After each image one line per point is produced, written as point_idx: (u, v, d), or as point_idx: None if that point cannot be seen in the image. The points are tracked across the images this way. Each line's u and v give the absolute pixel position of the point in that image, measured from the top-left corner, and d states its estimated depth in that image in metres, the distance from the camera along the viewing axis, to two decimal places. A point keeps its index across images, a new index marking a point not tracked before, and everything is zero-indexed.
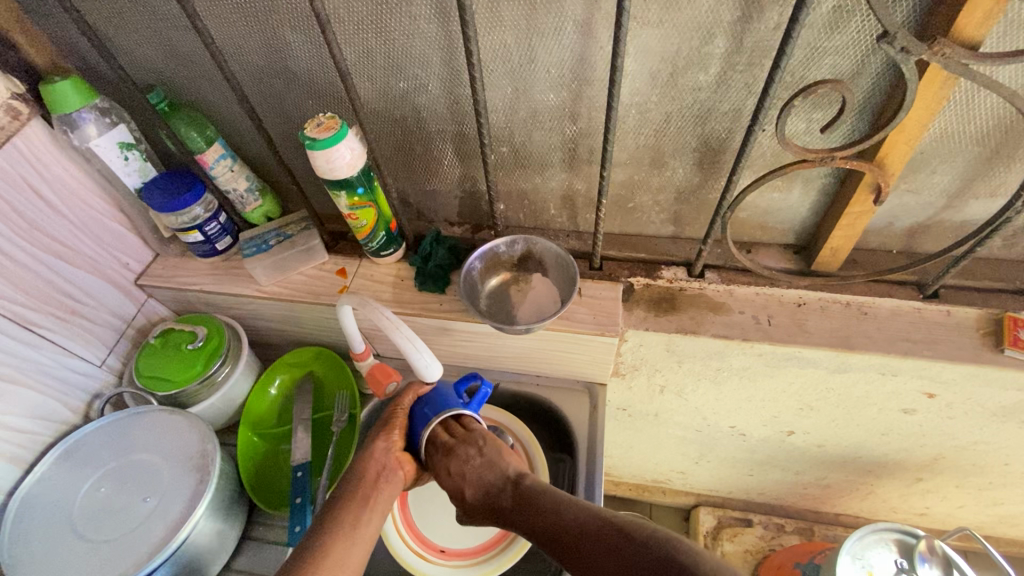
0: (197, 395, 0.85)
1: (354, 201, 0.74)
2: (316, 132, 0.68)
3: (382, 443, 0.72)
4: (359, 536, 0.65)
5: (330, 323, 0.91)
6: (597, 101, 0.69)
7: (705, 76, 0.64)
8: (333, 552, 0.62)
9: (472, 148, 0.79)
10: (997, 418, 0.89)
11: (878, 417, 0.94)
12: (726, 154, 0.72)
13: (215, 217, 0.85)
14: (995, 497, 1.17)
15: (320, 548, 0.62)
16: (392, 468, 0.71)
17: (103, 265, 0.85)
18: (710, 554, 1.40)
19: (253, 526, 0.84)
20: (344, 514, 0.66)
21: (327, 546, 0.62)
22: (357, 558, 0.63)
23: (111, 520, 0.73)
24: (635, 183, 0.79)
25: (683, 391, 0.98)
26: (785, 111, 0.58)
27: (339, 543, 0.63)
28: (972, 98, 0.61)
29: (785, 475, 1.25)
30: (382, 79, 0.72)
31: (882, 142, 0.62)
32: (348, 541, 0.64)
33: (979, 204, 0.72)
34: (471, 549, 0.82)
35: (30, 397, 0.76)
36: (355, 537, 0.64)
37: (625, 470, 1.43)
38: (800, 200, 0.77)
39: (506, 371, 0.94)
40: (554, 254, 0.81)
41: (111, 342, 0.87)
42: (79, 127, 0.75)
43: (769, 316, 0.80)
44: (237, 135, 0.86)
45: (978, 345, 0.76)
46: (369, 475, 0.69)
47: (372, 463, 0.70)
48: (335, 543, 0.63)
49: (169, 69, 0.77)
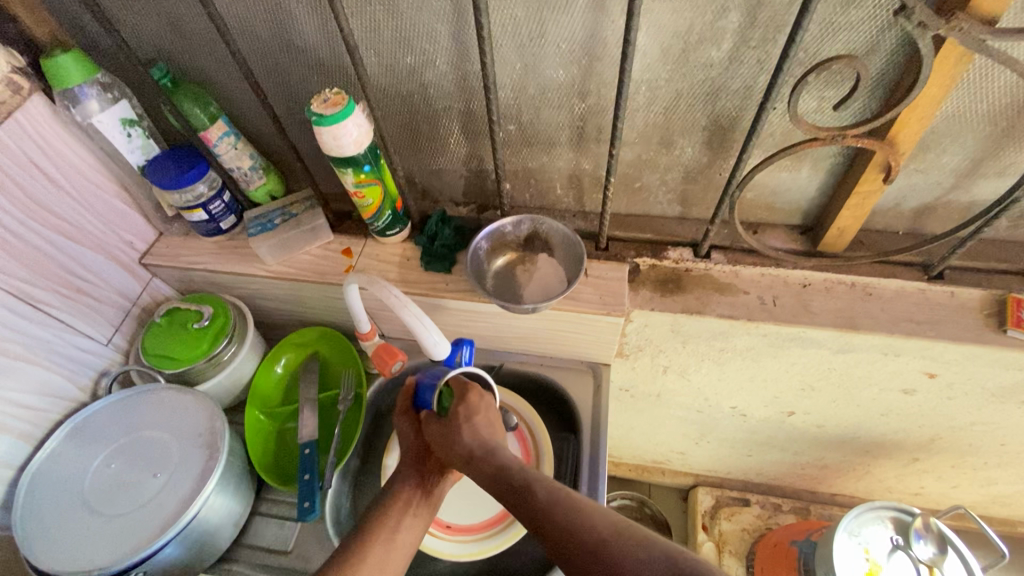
0: (205, 373, 0.86)
1: (361, 178, 0.73)
2: (322, 108, 0.67)
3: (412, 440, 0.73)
4: (400, 541, 0.66)
5: (336, 303, 0.91)
6: (607, 78, 0.68)
7: (717, 52, 0.63)
8: (373, 562, 0.63)
9: (479, 126, 0.78)
10: (996, 398, 0.90)
11: (878, 397, 0.95)
12: (735, 133, 0.72)
13: (219, 196, 0.85)
14: (989, 477, 1.19)
15: (360, 556, 0.63)
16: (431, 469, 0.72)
17: (107, 243, 0.84)
18: (708, 532, 1.43)
19: (263, 502, 0.85)
20: (386, 523, 0.66)
21: (369, 552, 0.63)
22: (394, 566, 0.64)
23: (121, 496, 0.74)
24: (643, 162, 0.78)
25: (686, 372, 0.98)
26: (798, 88, 0.57)
27: (378, 550, 0.64)
28: (986, 76, 0.60)
29: (783, 456, 1.27)
30: (389, 54, 0.71)
31: (893, 120, 0.62)
32: (385, 548, 0.64)
33: (986, 184, 0.72)
34: (475, 525, 0.84)
35: (39, 375, 0.77)
36: (393, 544, 0.65)
37: (625, 451, 1.45)
38: (808, 180, 0.77)
39: (511, 351, 0.95)
40: (561, 234, 0.81)
41: (117, 321, 0.87)
42: (81, 103, 0.74)
43: (774, 297, 0.80)
44: (240, 112, 0.85)
45: (981, 325, 0.77)
46: (407, 484, 0.70)
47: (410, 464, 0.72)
48: (377, 555, 0.64)
49: (172, 44, 0.76)
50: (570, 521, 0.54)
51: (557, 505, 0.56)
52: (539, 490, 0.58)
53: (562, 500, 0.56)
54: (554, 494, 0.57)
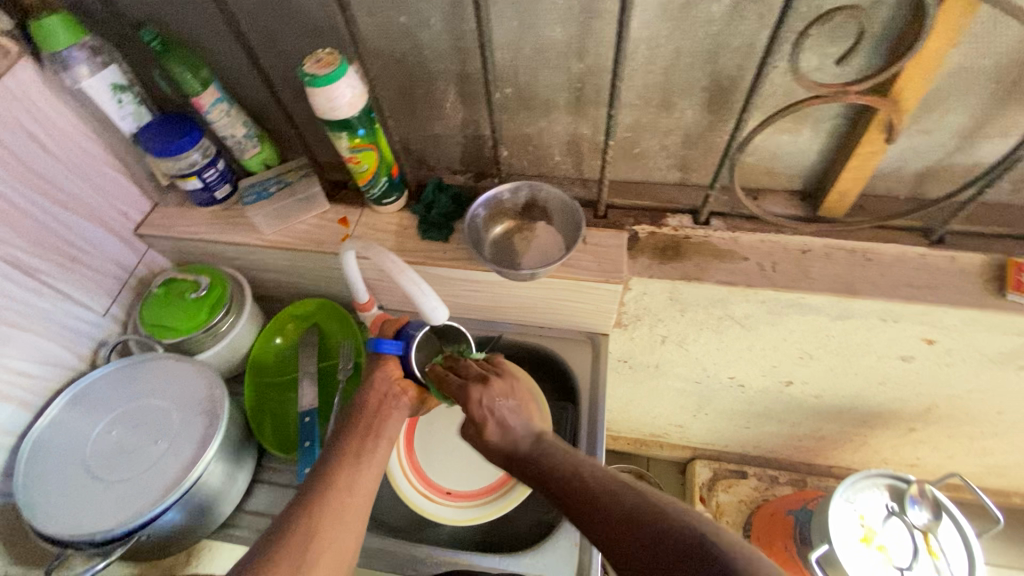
0: (203, 343, 0.86)
1: (356, 143, 0.73)
2: (315, 68, 0.66)
3: (380, 376, 0.72)
4: (365, 465, 0.66)
5: (333, 273, 0.91)
6: (606, 36, 0.67)
7: (717, 7, 0.62)
8: (341, 487, 0.63)
9: (475, 89, 0.77)
10: (994, 365, 0.90)
11: (876, 365, 0.95)
12: (736, 94, 0.71)
13: (213, 163, 0.84)
14: (985, 446, 1.20)
15: (327, 481, 0.63)
16: (394, 395, 0.72)
17: (102, 213, 0.83)
18: (705, 504, 1.44)
19: (264, 470, 0.86)
20: (350, 449, 0.67)
21: (335, 479, 0.64)
22: (363, 487, 0.65)
23: (123, 462, 0.75)
24: (642, 126, 0.77)
25: (684, 342, 0.99)
26: (800, 41, 0.56)
27: (345, 473, 0.65)
28: (992, 29, 0.59)
29: (781, 427, 1.28)
30: (383, 13, 0.69)
31: (897, 75, 0.61)
32: (351, 471, 0.65)
33: (990, 145, 0.71)
34: (475, 492, 0.84)
35: (38, 343, 0.77)
36: (358, 469, 0.65)
37: (623, 424, 1.46)
38: (809, 143, 0.76)
39: (510, 321, 0.94)
40: (559, 200, 0.80)
41: (114, 292, 0.87)
42: (70, 67, 0.72)
43: (774, 263, 0.80)
44: (232, 77, 0.83)
45: (980, 290, 0.76)
46: (368, 414, 0.70)
47: (374, 395, 0.71)
48: (342, 481, 0.64)
49: (161, 4, 0.75)
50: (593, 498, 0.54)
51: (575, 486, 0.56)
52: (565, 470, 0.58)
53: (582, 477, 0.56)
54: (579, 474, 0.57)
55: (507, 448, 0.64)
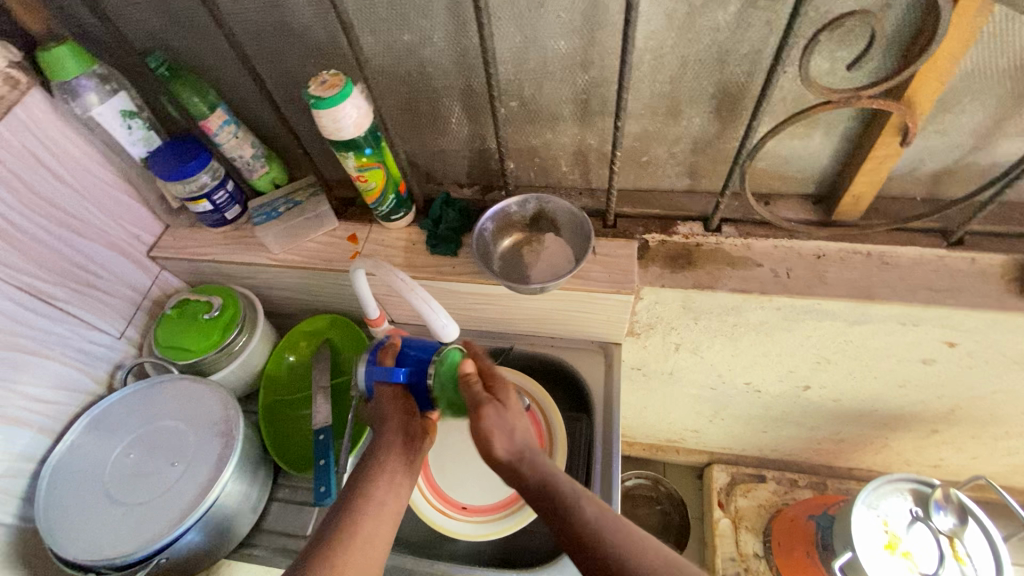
0: (217, 364, 0.86)
1: (362, 162, 0.73)
2: (320, 90, 0.66)
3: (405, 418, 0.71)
4: (387, 514, 0.65)
5: (344, 290, 0.91)
6: (611, 47, 0.66)
7: (724, 15, 0.61)
8: (366, 536, 0.63)
9: (480, 103, 0.77)
10: (1019, 366, 0.88)
11: (896, 368, 0.93)
12: (744, 100, 0.70)
13: (222, 185, 0.84)
14: (1010, 447, 1.17)
15: (350, 531, 0.63)
16: (415, 438, 0.71)
17: (114, 237, 0.84)
18: (724, 509, 1.42)
19: (280, 488, 0.86)
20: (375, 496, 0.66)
21: (360, 528, 0.63)
22: (383, 536, 0.64)
23: (141, 485, 0.75)
24: (650, 134, 0.76)
25: (698, 349, 0.97)
26: (810, 48, 0.55)
27: (369, 522, 0.64)
28: (1008, 27, 0.58)
29: (799, 431, 1.26)
30: (386, 32, 0.69)
31: (911, 78, 0.60)
32: (373, 521, 0.64)
33: (1008, 144, 0.70)
34: (491, 505, 0.84)
35: (54, 369, 0.78)
36: (381, 519, 0.65)
37: (638, 430, 1.44)
38: (821, 146, 0.74)
39: (521, 333, 0.94)
40: (567, 212, 0.80)
41: (129, 314, 0.88)
42: (80, 95, 0.73)
43: (788, 269, 0.78)
44: (239, 99, 0.84)
45: (1002, 292, 0.74)
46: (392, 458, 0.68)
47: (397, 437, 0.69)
48: (365, 532, 0.63)
49: (167, 31, 0.75)
50: (627, 549, 0.54)
51: (609, 527, 0.55)
52: (589, 508, 0.57)
53: (613, 523, 0.56)
54: (603, 515, 0.56)
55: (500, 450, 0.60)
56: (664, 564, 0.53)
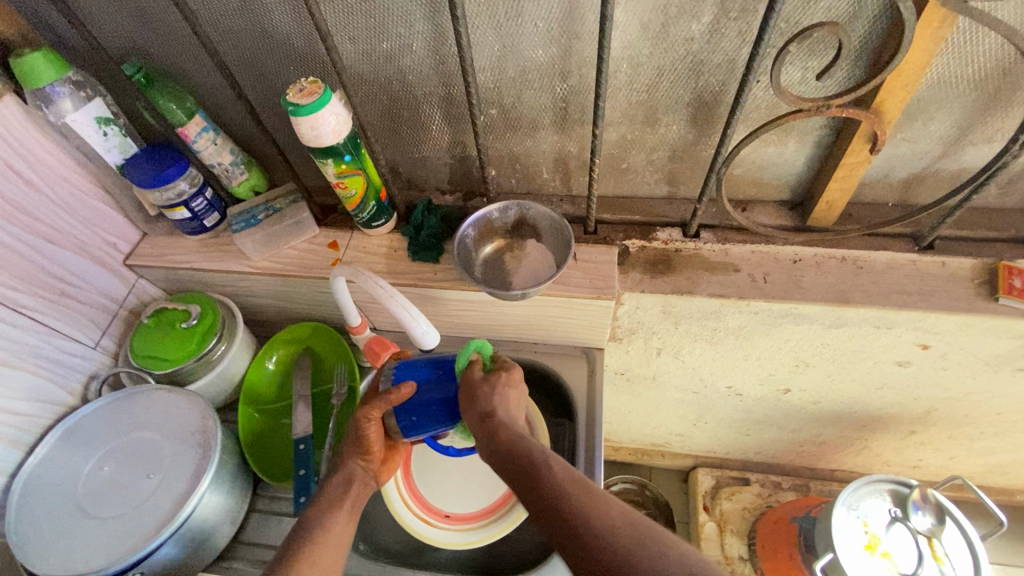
0: (196, 372, 0.85)
1: (342, 169, 0.72)
2: (298, 98, 0.66)
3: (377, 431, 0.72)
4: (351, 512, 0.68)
5: (324, 297, 0.90)
6: (588, 56, 0.67)
7: (697, 25, 0.62)
8: (330, 540, 0.64)
9: (460, 111, 0.77)
10: (990, 367, 0.90)
11: (873, 370, 0.95)
12: (720, 108, 0.71)
13: (201, 193, 0.84)
14: (986, 446, 1.20)
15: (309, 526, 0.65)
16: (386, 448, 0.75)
17: (89, 245, 0.83)
18: (709, 513, 1.42)
19: (259, 499, 0.85)
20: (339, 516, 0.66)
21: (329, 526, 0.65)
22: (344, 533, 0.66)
23: (115, 498, 0.74)
24: (628, 142, 0.77)
25: (680, 353, 0.98)
26: (780, 57, 0.56)
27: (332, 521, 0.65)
28: (970, 39, 0.60)
29: (781, 434, 1.27)
30: (365, 40, 0.70)
31: (878, 87, 0.62)
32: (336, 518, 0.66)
33: (975, 151, 0.72)
34: (474, 513, 0.83)
35: (25, 379, 0.76)
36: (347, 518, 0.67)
37: (623, 435, 1.45)
38: (795, 154, 0.76)
39: (504, 339, 0.94)
40: (548, 218, 0.80)
41: (104, 324, 0.87)
42: (54, 102, 0.72)
43: (765, 274, 0.80)
44: (218, 106, 0.83)
45: (972, 294, 0.76)
46: (353, 473, 0.71)
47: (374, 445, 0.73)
48: (332, 537, 0.64)
49: (143, 37, 0.75)
50: (586, 504, 0.53)
51: (569, 487, 0.55)
52: (555, 469, 0.58)
53: (576, 482, 0.56)
54: (569, 476, 0.57)
55: (490, 408, 0.64)
56: (622, 518, 0.52)
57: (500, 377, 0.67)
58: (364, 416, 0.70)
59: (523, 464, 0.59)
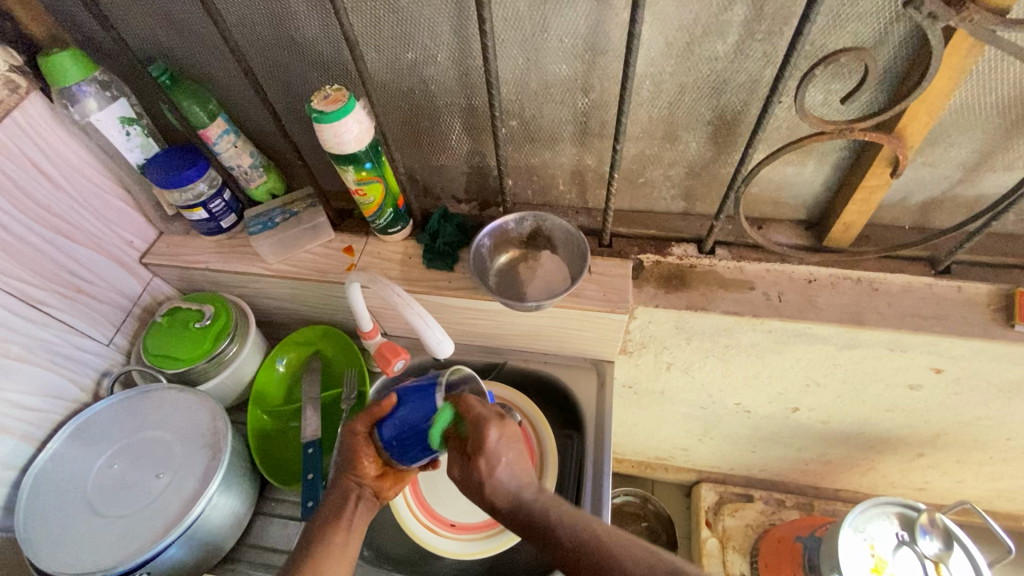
0: (207, 373, 0.85)
1: (362, 176, 0.73)
2: (323, 105, 0.67)
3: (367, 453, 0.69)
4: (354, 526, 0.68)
5: (337, 301, 0.90)
6: (611, 72, 0.68)
7: (722, 45, 0.63)
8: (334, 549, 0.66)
9: (481, 122, 0.78)
10: (1002, 393, 0.89)
11: (884, 392, 0.94)
12: (740, 127, 0.71)
13: (219, 194, 0.84)
14: (993, 472, 1.19)
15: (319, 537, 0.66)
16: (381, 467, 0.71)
17: (106, 243, 0.83)
18: (711, 528, 1.41)
19: (266, 502, 0.85)
20: (343, 525, 0.67)
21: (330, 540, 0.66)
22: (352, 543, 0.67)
23: (124, 496, 0.74)
24: (647, 158, 0.78)
25: (689, 368, 0.98)
26: (806, 80, 0.56)
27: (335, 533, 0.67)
28: (996, 67, 0.60)
29: (788, 451, 1.26)
30: (390, 49, 0.70)
31: (902, 113, 0.62)
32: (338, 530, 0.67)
33: (994, 178, 0.72)
34: (480, 523, 0.83)
35: (39, 375, 0.76)
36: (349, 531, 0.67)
37: (627, 446, 1.44)
38: (814, 174, 0.76)
39: (514, 349, 0.94)
40: (564, 230, 0.80)
41: (118, 321, 0.87)
42: (79, 101, 0.73)
43: (780, 293, 0.80)
44: (239, 109, 0.84)
45: (987, 320, 0.76)
46: (348, 493, 0.69)
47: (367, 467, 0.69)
48: (336, 548, 0.66)
49: (170, 40, 0.76)
50: (605, 552, 0.57)
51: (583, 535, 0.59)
52: (565, 515, 0.61)
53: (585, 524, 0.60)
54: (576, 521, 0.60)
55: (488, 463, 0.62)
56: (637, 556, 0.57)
57: (494, 421, 0.62)
58: (350, 433, 0.69)
59: (535, 522, 0.61)
